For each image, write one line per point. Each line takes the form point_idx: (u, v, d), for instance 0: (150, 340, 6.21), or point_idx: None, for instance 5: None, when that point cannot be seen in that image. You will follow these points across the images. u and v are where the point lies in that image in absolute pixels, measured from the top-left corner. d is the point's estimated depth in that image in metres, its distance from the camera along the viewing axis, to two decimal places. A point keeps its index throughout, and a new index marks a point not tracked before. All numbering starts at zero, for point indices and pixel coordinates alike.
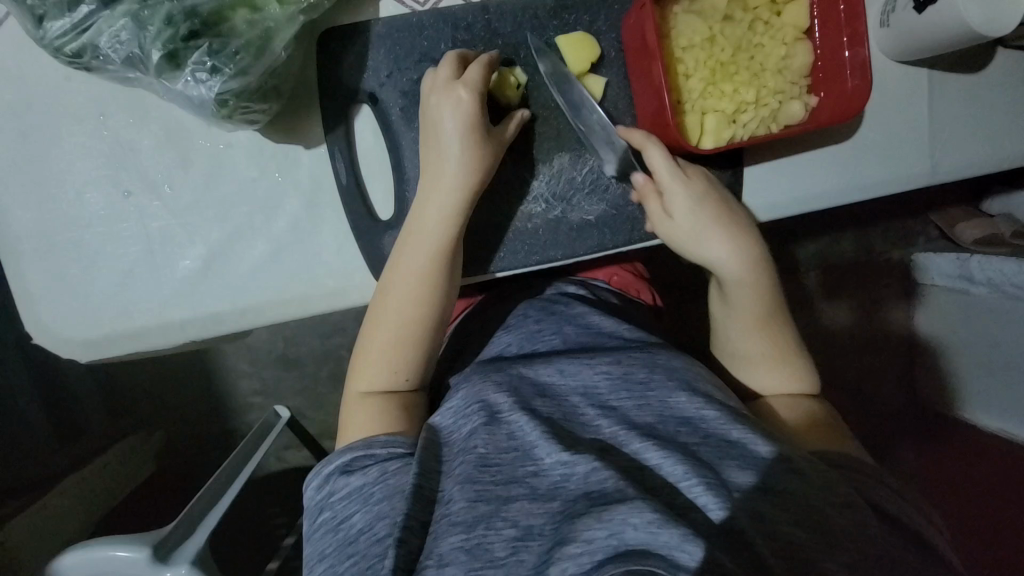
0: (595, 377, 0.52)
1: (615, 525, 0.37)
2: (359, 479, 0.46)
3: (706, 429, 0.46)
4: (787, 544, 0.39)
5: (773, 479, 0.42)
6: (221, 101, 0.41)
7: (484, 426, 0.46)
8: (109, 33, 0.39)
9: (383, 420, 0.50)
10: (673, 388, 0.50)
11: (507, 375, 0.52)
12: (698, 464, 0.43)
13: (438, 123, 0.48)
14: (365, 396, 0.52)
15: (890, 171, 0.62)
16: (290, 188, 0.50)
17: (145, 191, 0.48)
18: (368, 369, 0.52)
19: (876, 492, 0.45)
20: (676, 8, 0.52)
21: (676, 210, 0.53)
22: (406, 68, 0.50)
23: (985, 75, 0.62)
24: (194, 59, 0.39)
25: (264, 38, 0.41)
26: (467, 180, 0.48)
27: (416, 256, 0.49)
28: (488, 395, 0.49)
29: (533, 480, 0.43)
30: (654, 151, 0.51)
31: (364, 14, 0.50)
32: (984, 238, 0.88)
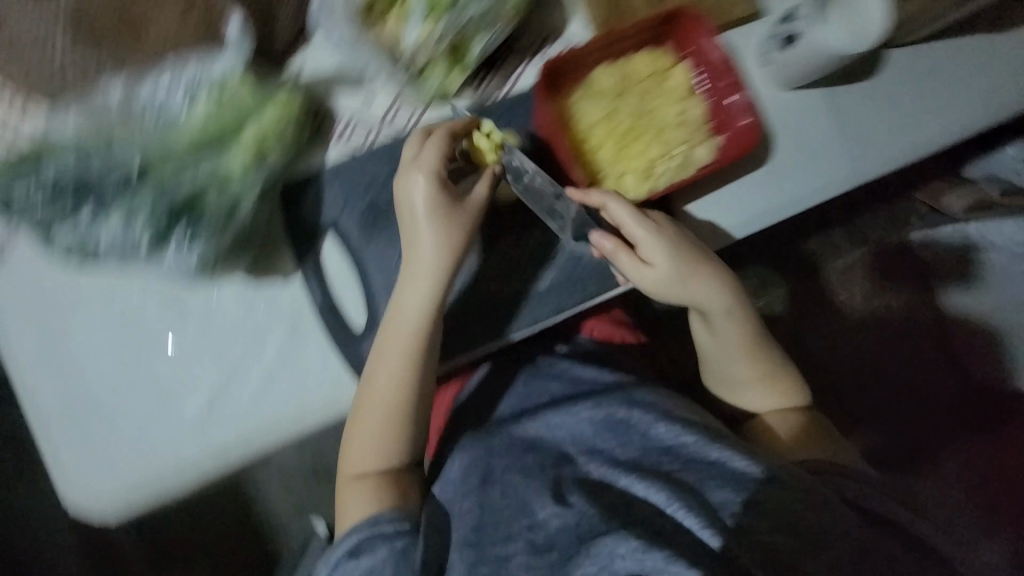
0: (580, 425, 0.60)
1: (603, 559, 0.46)
2: (369, 559, 0.51)
3: (685, 454, 0.53)
4: (767, 551, 0.43)
5: (756, 493, 0.46)
6: (202, 264, 0.51)
7: (476, 488, 0.57)
8: (105, 232, 0.48)
9: (371, 500, 0.55)
10: (651, 421, 0.57)
11: (505, 438, 0.61)
12: (680, 489, 0.48)
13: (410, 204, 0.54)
14: (358, 477, 0.57)
15: (817, 181, 0.66)
16: (273, 321, 0.57)
17: (151, 350, 0.55)
18: (358, 449, 0.56)
19: (858, 493, 0.49)
20: (575, 96, 0.60)
21: (654, 259, 0.56)
22: (358, 197, 0.58)
23: (880, 79, 0.67)
24: (177, 238, 0.49)
25: (232, 208, 0.51)
26: (442, 258, 0.54)
27: (401, 337, 0.54)
28: (482, 459, 0.60)
29: (530, 533, 0.51)
30: (614, 206, 0.55)
31: (313, 163, 0.58)
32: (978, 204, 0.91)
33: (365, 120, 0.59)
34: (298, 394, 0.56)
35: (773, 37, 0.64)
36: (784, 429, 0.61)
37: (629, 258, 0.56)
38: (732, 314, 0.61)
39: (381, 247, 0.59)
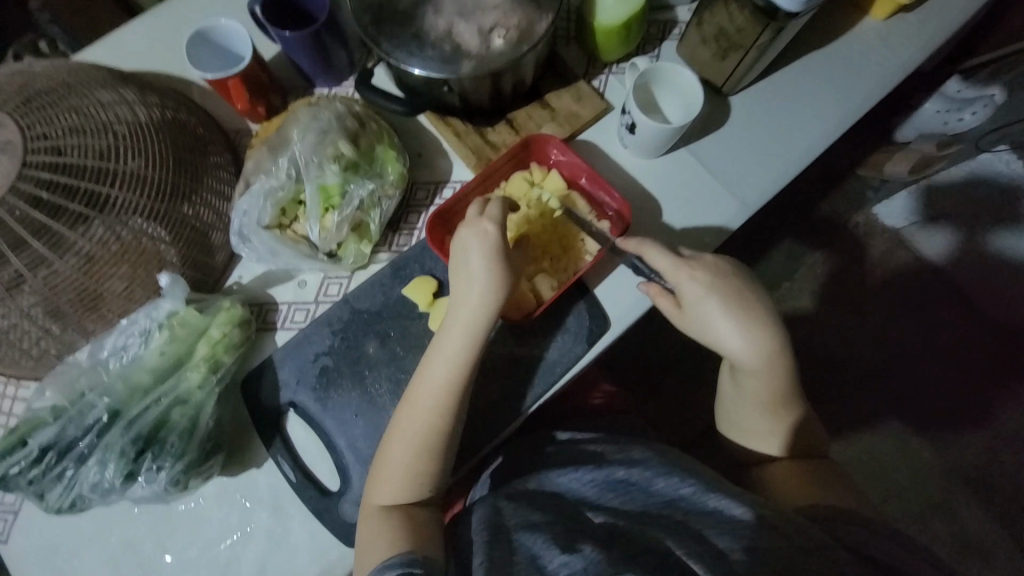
0: (584, 486, 0.59)
1: None
2: None
3: (687, 506, 0.52)
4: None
5: (756, 540, 0.45)
6: (174, 481, 0.54)
7: (487, 546, 0.51)
8: (86, 481, 0.53)
9: (395, 540, 0.53)
10: (651, 476, 0.57)
11: (505, 506, 0.55)
12: (691, 543, 0.47)
13: (465, 253, 0.59)
14: (381, 510, 0.56)
15: (710, 224, 0.72)
16: (255, 507, 0.61)
17: (149, 569, 0.59)
18: (386, 483, 0.57)
19: (865, 539, 0.48)
20: None
21: (692, 306, 0.60)
22: (307, 369, 0.65)
23: (733, 123, 0.76)
24: (146, 466, 0.54)
25: (193, 421, 0.56)
26: (493, 289, 0.58)
27: (428, 383, 0.57)
28: (497, 513, 0.56)
29: None
30: (655, 254, 0.61)
31: (266, 351, 0.66)
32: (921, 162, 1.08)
33: (303, 303, 0.68)
34: (291, 571, 0.59)
35: (623, 126, 0.72)
36: (793, 475, 0.59)
37: (671, 305, 0.62)
38: (750, 375, 0.60)
39: (337, 407, 0.63)
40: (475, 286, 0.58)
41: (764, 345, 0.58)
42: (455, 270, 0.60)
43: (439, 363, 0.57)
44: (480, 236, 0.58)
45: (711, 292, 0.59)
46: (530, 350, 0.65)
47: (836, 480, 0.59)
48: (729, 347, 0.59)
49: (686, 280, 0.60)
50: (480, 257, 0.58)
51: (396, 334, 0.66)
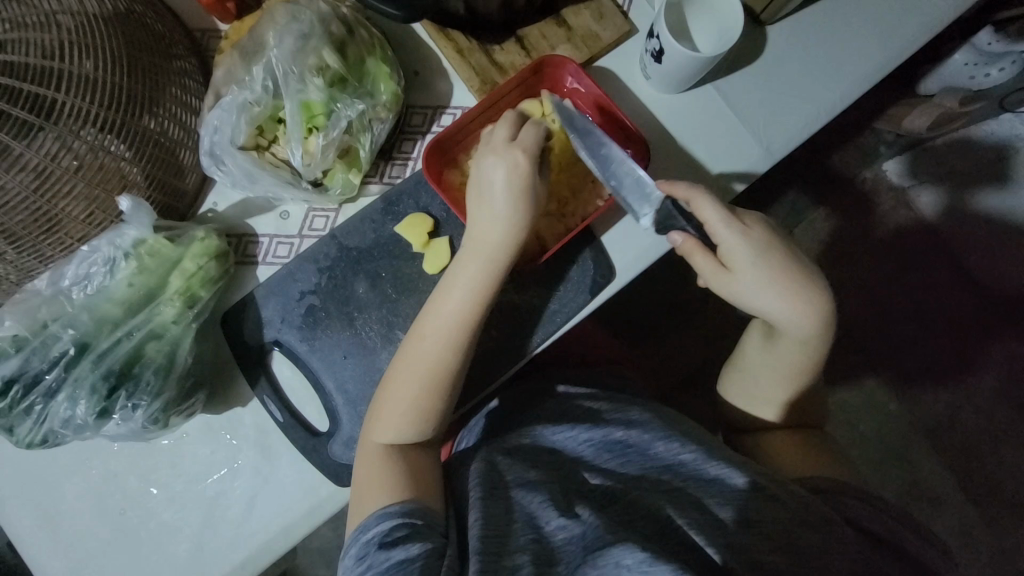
0: (581, 446, 0.60)
1: (611, 569, 0.43)
2: (400, 552, 0.46)
3: (686, 471, 0.52)
4: (767, 561, 0.44)
5: (749, 509, 0.47)
6: (153, 420, 0.51)
7: (484, 501, 0.52)
8: (56, 418, 0.50)
9: (397, 487, 0.52)
10: (651, 439, 0.57)
11: (503, 461, 0.58)
12: (688, 508, 0.48)
13: (488, 181, 0.55)
14: (385, 450, 0.54)
15: (730, 172, 0.66)
16: (242, 444, 0.59)
17: (135, 500, 0.58)
18: (391, 424, 0.55)
19: (856, 511, 0.49)
20: (472, 161, 0.63)
21: (735, 262, 0.53)
22: (293, 308, 0.61)
23: (768, 57, 0.68)
24: (120, 404, 0.50)
25: (170, 358, 0.53)
26: (518, 220, 0.55)
27: (441, 318, 0.55)
28: (493, 469, 0.56)
29: (537, 546, 0.49)
30: (704, 203, 0.54)
31: (246, 287, 0.62)
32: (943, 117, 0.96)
33: (286, 237, 0.63)
34: (279, 506, 0.58)
35: (647, 52, 0.64)
36: (792, 444, 0.60)
37: (708, 261, 0.55)
38: (800, 346, 0.56)
39: (325, 348, 0.60)
40: (497, 213, 0.55)
41: (816, 316, 0.54)
42: (474, 204, 0.57)
43: (460, 292, 0.55)
44: (511, 157, 0.55)
45: (759, 260, 0.53)
46: (529, 298, 0.62)
47: (832, 452, 0.60)
48: (772, 309, 0.53)
49: (738, 245, 0.53)
50: (506, 184, 0.55)
51: (387, 275, 0.61)
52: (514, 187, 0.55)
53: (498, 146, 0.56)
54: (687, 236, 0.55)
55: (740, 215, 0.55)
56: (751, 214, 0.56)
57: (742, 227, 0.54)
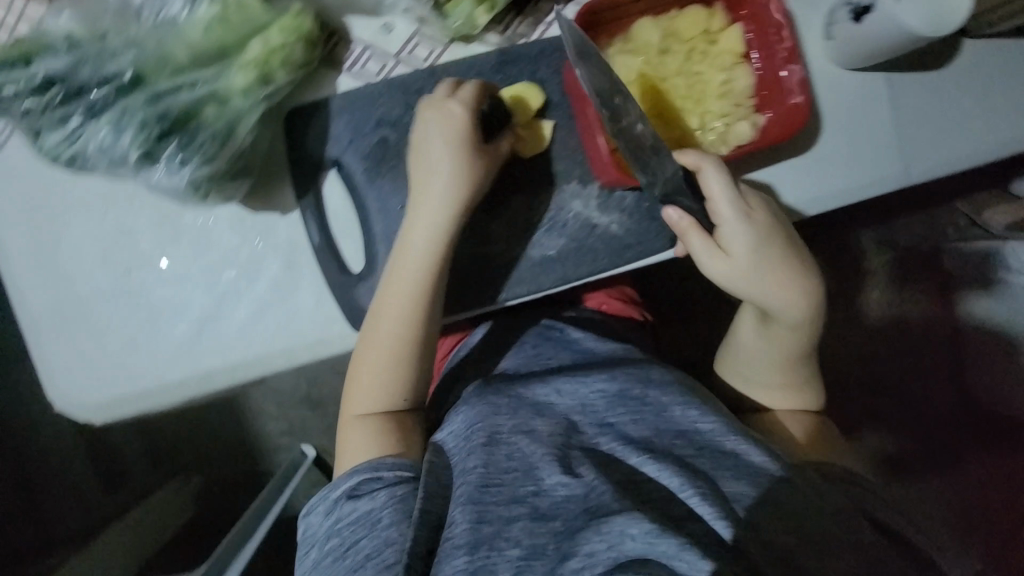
0: (593, 396, 0.56)
1: (614, 537, 0.43)
2: (366, 503, 0.49)
3: (700, 440, 0.51)
4: (783, 553, 0.43)
5: (769, 493, 0.46)
6: (194, 185, 0.46)
7: (484, 447, 0.51)
8: (95, 142, 0.44)
9: (380, 445, 0.53)
10: (668, 402, 0.55)
11: (510, 398, 0.56)
12: (694, 476, 0.47)
13: (418, 145, 0.53)
14: (359, 419, 0.55)
15: (858, 177, 0.61)
16: (269, 252, 0.55)
17: (143, 266, 0.54)
18: (359, 395, 0.56)
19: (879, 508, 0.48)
20: (610, 51, 0.54)
21: (733, 246, 0.53)
22: (366, 134, 0.55)
23: (951, 70, 0.61)
24: (167, 154, 0.45)
25: (229, 128, 0.46)
26: (439, 183, 0.52)
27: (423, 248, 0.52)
28: (489, 415, 0.54)
29: (534, 500, 0.48)
30: (711, 169, 0.51)
31: (322, 92, 0.55)
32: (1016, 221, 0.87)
33: (382, 54, 0.55)
34: (287, 329, 0.56)
35: (845, 6, 0.56)
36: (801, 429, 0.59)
37: (703, 242, 0.53)
38: (793, 330, 0.57)
39: (384, 190, 0.55)
40: (436, 189, 0.52)
41: (812, 298, 0.55)
42: (411, 169, 0.53)
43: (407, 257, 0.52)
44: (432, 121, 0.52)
45: (762, 251, 0.53)
46: (609, 222, 0.57)
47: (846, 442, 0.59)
48: (774, 299, 0.54)
49: (750, 236, 0.52)
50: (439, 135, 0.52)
51: None
52: (452, 151, 0.52)
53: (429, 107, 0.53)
54: (688, 215, 0.52)
55: (743, 193, 0.53)
56: (754, 193, 0.54)
57: (745, 210, 0.52)
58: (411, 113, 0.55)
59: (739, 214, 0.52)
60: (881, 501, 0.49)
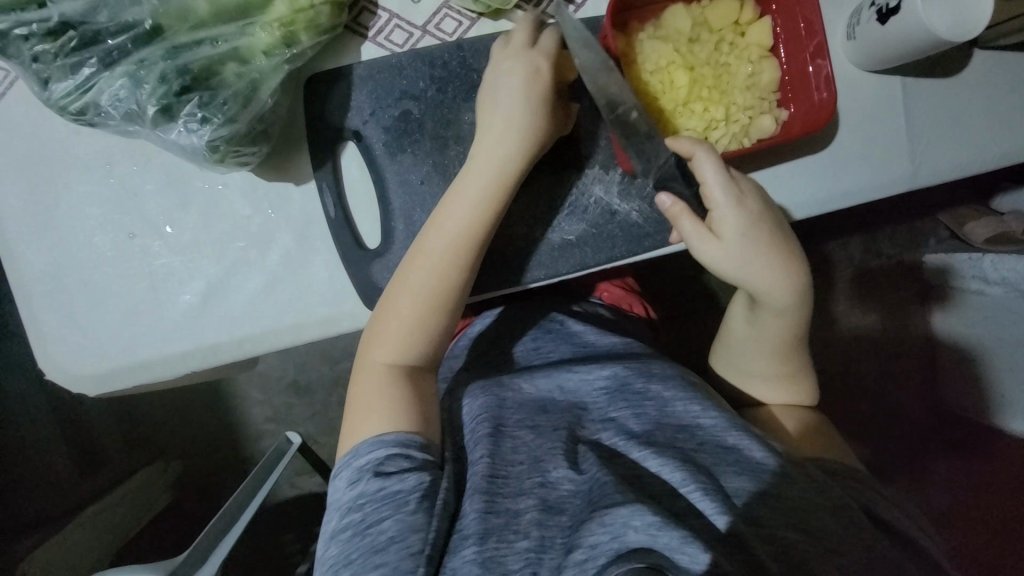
0: (594, 392, 0.54)
1: (618, 528, 0.41)
2: (396, 483, 0.44)
3: (703, 436, 0.50)
4: (786, 547, 0.43)
5: (773, 486, 0.46)
6: (213, 147, 0.44)
7: (489, 438, 0.49)
8: (109, 93, 0.42)
9: (397, 411, 0.48)
10: (670, 397, 0.53)
11: (511, 391, 0.54)
12: (697, 472, 0.46)
13: (494, 87, 0.51)
14: (388, 363, 0.50)
15: (870, 180, 0.62)
16: (281, 224, 0.53)
17: (148, 231, 0.52)
18: (393, 337, 0.51)
19: (869, 500, 0.48)
20: (641, 35, 0.54)
21: (725, 230, 0.51)
22: (388, 105, 0.53)
23: (962, 79, 0.62)
24: (186, 111, 0.43)
25: (251, 88, 0.44)
26: (514, 117, 0.51)
27: (484, 181, 0.50)
28: (496, 407, 0.52)
29: (542, 491, 0.46)
30: (704, 156, 0.50)
31: (345, 61, 0.53)
32: (996, 237, 0.87)
33: (408, 25, 0.54)
34: (296, 303, 0.54)
35: (871, 5, 0.56)
36: (792, 422, 0.58)
37: (693, 225, 0.51)
38: (778, 314, 0.55)
39: (404, 165, 0.54)
40: (505, 130, 0.51)
41: (795, 284, 0.53)
42: (478, 113, 0.52)
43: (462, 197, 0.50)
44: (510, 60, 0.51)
45: (752, 233, 0.51)
46: (629, 209, 0.57)
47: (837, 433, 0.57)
48: (761, 282, 0.52)
49: (739, 224, 0.51)
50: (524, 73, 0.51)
51: None
52: (529, 94, 0.51)
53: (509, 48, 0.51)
54: (676, 199, 0.51)
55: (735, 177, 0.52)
56: (745, 179, 0.53)
57: (735, 194, 0.51)
58: (435, 88, 0.54)
59: (728, 201, 0.50)
60: (885, 501, 0.48)
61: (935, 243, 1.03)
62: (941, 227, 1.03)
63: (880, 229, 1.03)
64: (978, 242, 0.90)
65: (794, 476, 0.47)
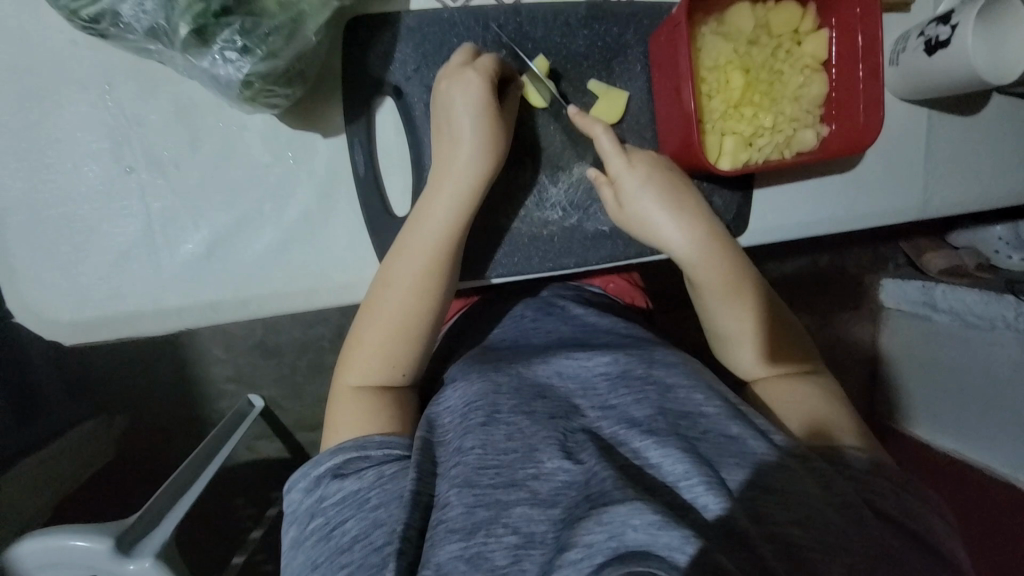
0: (594, 378, 0.52)
1: (615, 527, 0.37)
2: (353, 483, 0.44)
3: (705, 425, 0.47)
4: (790, 549, 0.39)
5: (769, 478, 0.43)
6: (247, 83, 0.39)
7: (482, 426, 0.46)
8: (133, 2, 0.36)
9: (374, 420, 0.49)
10: (672, 384, 0.51)
11: (508, 376, 0.51)
12: (700, 464, 0.43)
13: (446, 108, 0.48)
14: (354, 391, 0.50)
15: (886, 204, 0.64)
16: (302, 177, 0.49)
17: (148, 168, 0.46)
18: (359, 362, 0.51)
19: (877, 494, 0.44)
20: (703, 28, 0.53)
21: (629, 199, 0.52)
22: (434, 63, 0.50)
23: (978, 118, 0.64)
24: (223, 37, 0.37)
25: (297, 20, 0.39)
26: (473, 145, 0.48)
27: (437, 209, 0.48)
28: (490, 394, 0.49)
29: (534, 484, 0.42)
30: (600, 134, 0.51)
31: (393, 7, 0.49)
32: (949, 268, 0.98)
33: None
34: (313, 265, 0.50)
35: (920, 35, 0.57)
36: (793, 392, 0.54)
37: (611, 196, 0.53)
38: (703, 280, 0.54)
39: None
40: (458, 155, 0.48)
41: (703, 249, 0.53)
42: (435, 139, 0.49)
43: (424, 222, 0.48)
44: (460, 87, 0.47)
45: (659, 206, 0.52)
46: None
47: (854, 419, 0.52)
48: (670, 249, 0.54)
49: (652, 190, 0.51)
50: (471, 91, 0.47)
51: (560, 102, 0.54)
52: (482, 122, 0.47)
53: (447, 70, 0.48)
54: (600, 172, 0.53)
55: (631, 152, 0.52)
56: (646, 152, 0.53)
57: (631, 166, 0.51)
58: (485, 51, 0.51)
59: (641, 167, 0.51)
60: (890, 492, 0.44)
61: (894, 269, 1.12)
62: (900, 253, 1.12)
63: (850, 250, 1.11)
64: (932, 271, 1.01)
65: (797, 469, 0.43)
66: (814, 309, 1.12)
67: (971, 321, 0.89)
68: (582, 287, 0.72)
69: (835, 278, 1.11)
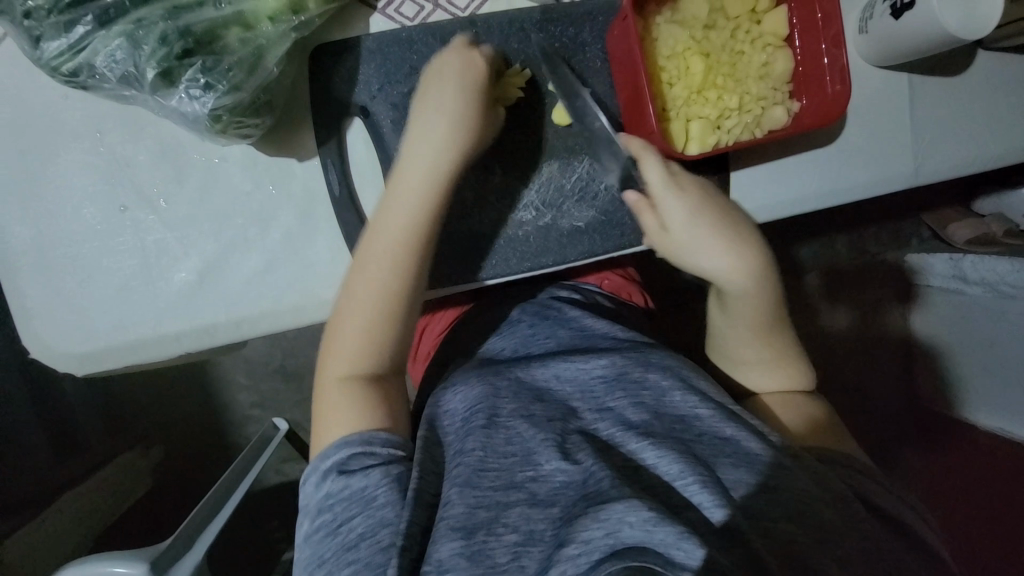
0: (592, 381, 0.51)
1: (612, 524, 0.37)
2: (359, 480, 0.44)
3: (702, 427, 0.46)
4: (785, 541, 0.39)
5: (773, 476, 0.42)
6: (215, 117, 0.42)
7: (483, 429, 0.46)
8: (105, 53, 0.39)
9: (369, 414, 0.47)
10: (668, 386, 0.49)
11: (508, 381, 0.51)
12: (696, 462, 0.42)
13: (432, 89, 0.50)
14: (342, 380, 0.49)
15: (877, 173, 0.62)
16: (282, 201, 0.51)
17: (140, 205, 0.50)
18: (346, 351, 0.49)
19: (868, 487, 0.44)
20: (658, 19, 0.53)
21: (673, 224, 0.52)
22: (397, 81, 0.52)
23: (967, 77, 0.62)
24: (188, 76, 0.40)
25: (257, 54, 0.42)
26: (459, 123, 0.50)
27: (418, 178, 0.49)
28: (490, 397, 0.49)
29: (533, 485, 0.43)
30: (649, 162, 0.50)
31: (353, 32, 0.52)
32: (977, 238, 0.94)
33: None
34: (299, 284, 0.52)
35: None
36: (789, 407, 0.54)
37: (652, 221, 0.52)
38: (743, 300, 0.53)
39: None
40: (438, 126, 0.49)
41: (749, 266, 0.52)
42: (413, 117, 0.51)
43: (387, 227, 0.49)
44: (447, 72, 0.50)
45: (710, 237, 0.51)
46: None
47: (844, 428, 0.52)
48: (716, 270, 0.52)
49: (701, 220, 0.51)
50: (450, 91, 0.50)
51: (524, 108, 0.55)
52: (465, 98, 0.50)
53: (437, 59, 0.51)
54: (640, 197, 0.52)
55: (674, 171, 0.52)
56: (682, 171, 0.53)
57: (675, 186, 0.51)
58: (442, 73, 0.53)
59: (664, 181, 0.51)
60: (882, 489, 0.44)
61: (915, 243, 1.08)
62: (923, 227, 1.08)
63: (865, 227, 1.07)
64: (960, 242, 0.96)
65: (793, 467, 0.42)
66: (833, 293, 1.08)
67: (1006, 291, 0.84)
68: (577, 286, 0.72)
69: (857, 261, 1.08)
